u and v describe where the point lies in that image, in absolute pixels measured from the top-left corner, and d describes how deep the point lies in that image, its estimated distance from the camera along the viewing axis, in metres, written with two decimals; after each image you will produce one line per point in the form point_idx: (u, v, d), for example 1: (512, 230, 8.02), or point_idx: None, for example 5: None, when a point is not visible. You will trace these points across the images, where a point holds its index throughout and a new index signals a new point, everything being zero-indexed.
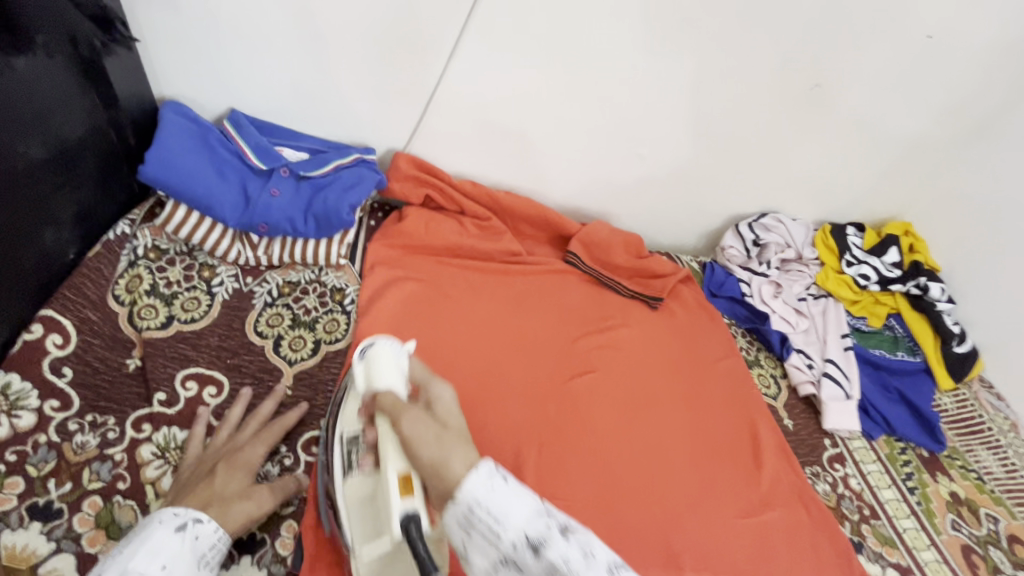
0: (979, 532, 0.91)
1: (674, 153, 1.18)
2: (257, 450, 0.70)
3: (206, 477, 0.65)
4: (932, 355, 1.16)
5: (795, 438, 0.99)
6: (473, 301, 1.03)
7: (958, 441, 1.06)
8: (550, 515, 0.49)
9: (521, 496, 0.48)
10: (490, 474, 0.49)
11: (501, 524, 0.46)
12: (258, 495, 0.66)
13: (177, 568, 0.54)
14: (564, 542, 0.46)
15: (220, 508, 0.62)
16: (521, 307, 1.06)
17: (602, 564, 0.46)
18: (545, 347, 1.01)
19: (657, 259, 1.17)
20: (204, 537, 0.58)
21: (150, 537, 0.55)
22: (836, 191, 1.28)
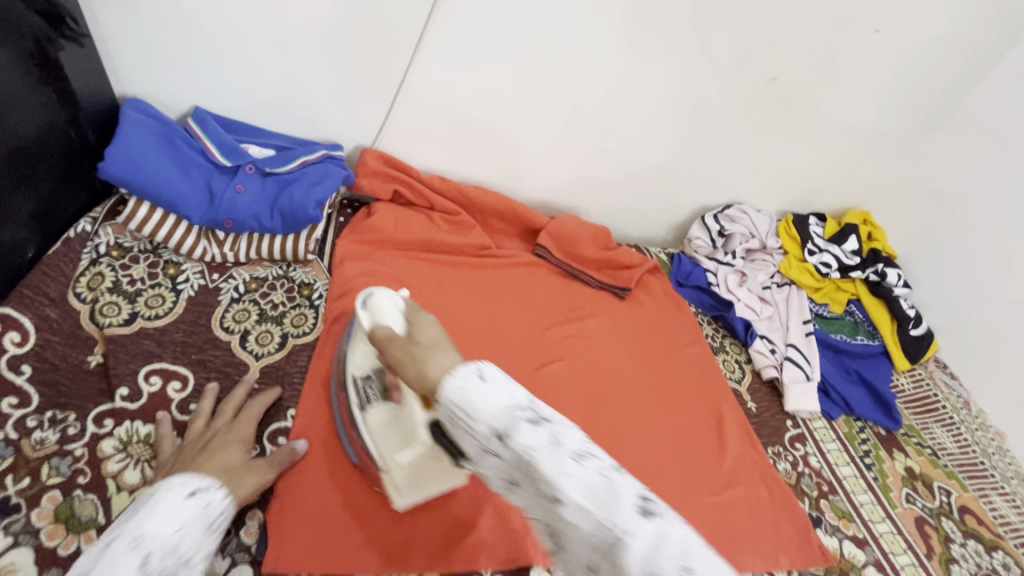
0: (932, 504, 0.95)
1: (639, 146, 1.20)
2: (249, 426, 0.73)
3: (200, 453, 0.67)
4: (890, 338, 1.21)
5: (757, 420, 1.02)
6: (444, 295, 1.04)
7: (913, 419, 1.10)
8: (526, 407, 0.48)
9: (496, 392, 0.48)
10: (467, 376, 0.50)
11: (475, 418, 0.48)
12: (258, 470, 0.69)
13: (189, 533, 0.55)
14: (533, 432, 0.45)
15: (229, 479, 0.65)
16: (490, 300, 1.07)
17: (571, 455, 0.44)
18: (515, 339, 1.02)
19: (624, 250, 1.19)
20: (214, 504, 0.60)
21: (161, 504, 0.56)
22: (796, 182, 1.32)
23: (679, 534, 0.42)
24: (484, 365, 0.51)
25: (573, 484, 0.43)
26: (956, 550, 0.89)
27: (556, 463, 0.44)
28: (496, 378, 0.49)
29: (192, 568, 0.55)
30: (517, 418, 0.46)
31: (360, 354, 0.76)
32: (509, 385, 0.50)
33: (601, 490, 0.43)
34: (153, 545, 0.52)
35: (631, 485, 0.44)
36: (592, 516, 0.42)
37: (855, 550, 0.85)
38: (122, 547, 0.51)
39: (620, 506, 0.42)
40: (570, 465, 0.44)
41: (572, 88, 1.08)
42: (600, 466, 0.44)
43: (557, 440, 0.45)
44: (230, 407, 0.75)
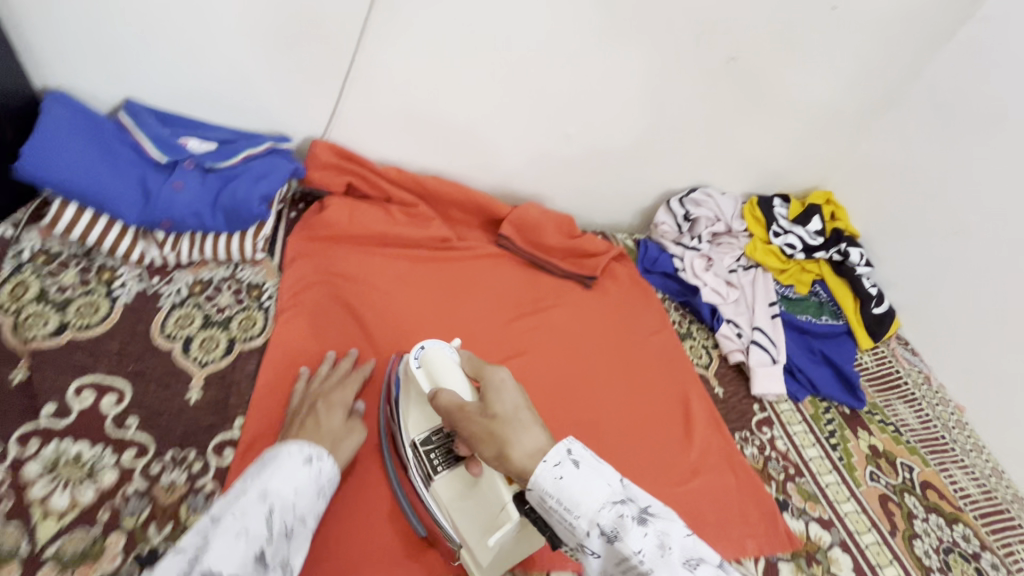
0: (895, 481, 0.96)
1: (601, 131, 1.18)
2: (351, 392, 0.79)
3: (311, 413, 0.74)
4: (853, 317, 1.22)
5: (725, 405, 1.02)
6: (403, 291, 1.01)
7: (877, 397, 1.11)
8: (624, 503, 0.52)
9: (593, 484, 0.53)
10: (562, 464, 0.54)
11: (576, 513, 0.52)
12: (352, 430, 0.75)
13: (305, 495, 0.62)
14: (641, 533, 0.50)
15: (333, 447, 0.71)
16: (452, 295, 1.04)
17: (676, 561, 0.49)
18: (478, 335, 0.99)
19: (591, 237, 1.18)
20: (324, 471, 0.66)
21: (286, 464, 0.62)
22: (758, 163, 1.32)
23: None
24: (572, 448, 0.55)
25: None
26: (918, 525, 0.90)
27: (667, 567, 0.49)
28: (593, 468, 0.54)
29: (308, 525, 0.61)
30: (623, 518, 0.51)
31: (417, 418, 0.80)
32: (605, 475, 0.54)
33: None
34: (274, 501, 0.58)
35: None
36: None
37: (821, 532, 0.86)
38: (253, 498, 0.57)
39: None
40: (682, 572, 0.49)
41: (528, 72, 1.05)
42: (706, 569, 0.50)
43: (664, 545, 0.50)
44: (334, 376, 0.81)
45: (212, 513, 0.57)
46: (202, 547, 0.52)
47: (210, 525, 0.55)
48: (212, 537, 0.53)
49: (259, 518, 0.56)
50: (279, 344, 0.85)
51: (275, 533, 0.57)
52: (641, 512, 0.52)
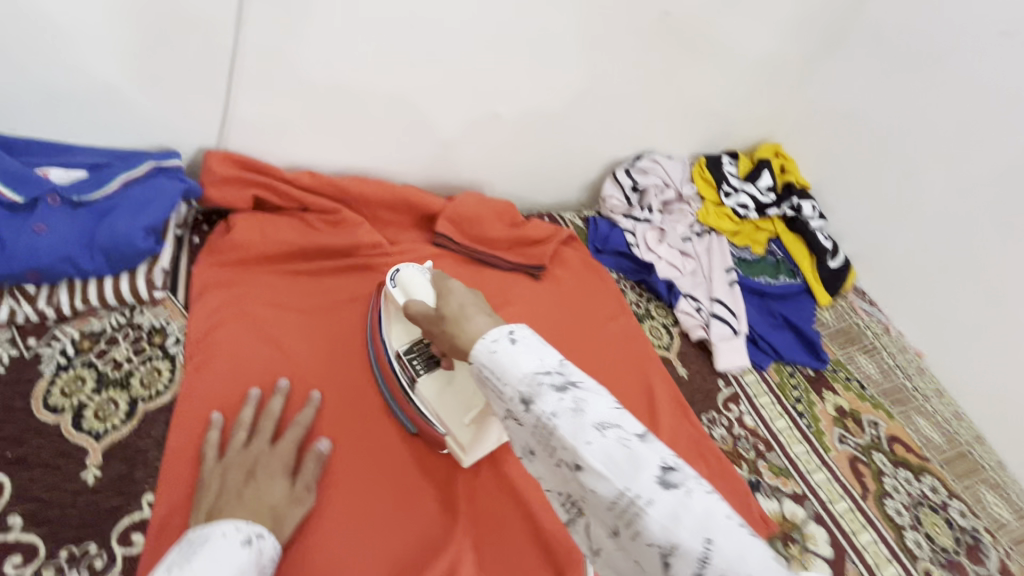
0: (862, 440, 0.95)
1: (536, 105, 1.09)
2: (291, 446, 0.72)
3: (252, 482, 0.65)
4: (810, 274, 1.18)
5: (690, 387, 0.98)
6: (335, 310, 0.92)
7: (839, 352, 1.09)
8: (556, 372, 0.51)
9: (526, 356, 0.52)
10: (499, 340, 0.54)
11: (505, 380, 0.52)
12: (297, 499, 0.69)
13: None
14: (556, 397, 0.48)
15: (274, 520, 0.64)
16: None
17: (591, 424, 0.46)
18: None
19: (535, 223, 1.10)
20: (265, 550, 0.59)
21: (219, 549, 0.53)
22: (703, 123, 1.26)
23: (693, 499, 0.42)
24: (515, 329, 0.55)
25: (592, 451, 0.45)
26: (888, 482, 0.90)
27: (578, 429, 0.46)
28: (528, 343, 0.53)
29: None
30: (541, 385, 0.50)
31: (401, 332, 0.83)
32: (540, 351, 0.53)
33: (621, 458, 0.44)
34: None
35: (656, 454, 0.45)
36: (608, 480, 0.44)
37: (795, 508, 0.84)
38: None
39: (636, 473, 0.44)
40: (590, 432, 0.46)
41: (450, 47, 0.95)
42: (621, 435, 0.46)
43: (578, 408, 0.47)
44: (267, 425, 0.73)
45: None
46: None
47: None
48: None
49: None
50: (193, 394, 0.75)
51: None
52: (564, 381, 0.50)
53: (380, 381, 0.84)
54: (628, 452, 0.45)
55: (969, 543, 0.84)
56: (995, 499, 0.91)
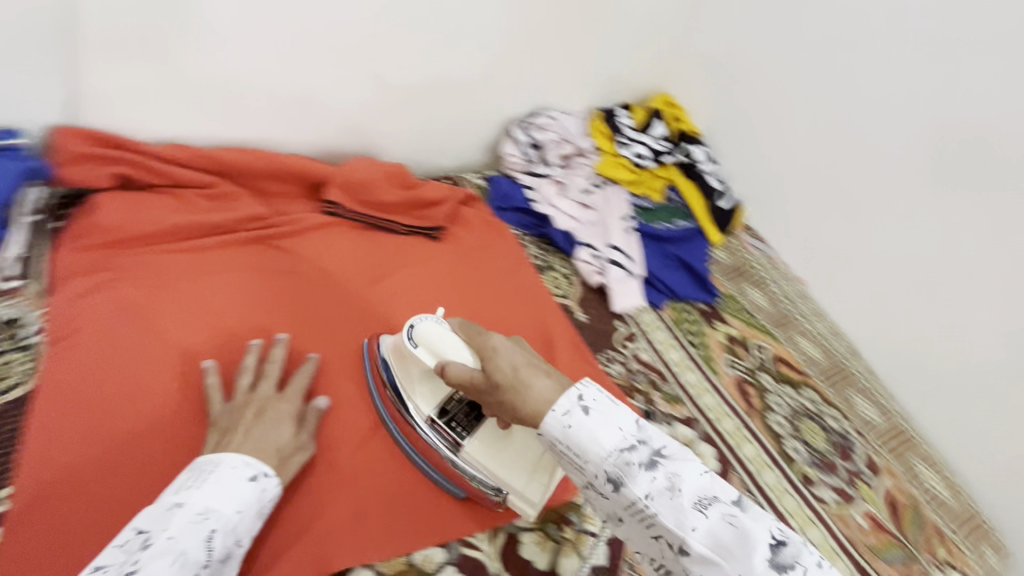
0: (750, 363, 1.02)
1: (421, 62, 1.08)
2: (297, 393, 0.78)
3: (260, 423, 0.72)
4: (703, 216, 1.24)
5: (589, 330, 1.01)
6: (224, 286, 0.90)
7: (731, 286, 1.16)
8: (639, 443, 0.54)
9: (603, 431, 0.55)
10: (571, 411, 0.57)
11: (585, 457, 0.55)
12: (301, 446, 0.74)
13: (247, 515, 0.63)
14: (647, 477, 0.52)
15: (280, 462, 0.71)
16: (284, 282, 0.94)
17: (686, 500, 0.51)
18: (323, 319, 0.92)
19: (430, 184, 1.10)
20: (268, 489, 0.67)
21: (221, 477, 0.64)
22: (593, 76, 1.28)
23: None
24: (583, 394, 0.57)
25: (699, 535, 0.49)
26: (771, 398, 0.97)
27: (678, 510, 0.50)
28: (603, 414, 0.56)
29: (241, 549, 0.63)
30: (630, 465, 0.53)
31: (424, 394, 0.79)
32: (618, 419, 0.56)
33: (727, 539, 0.48)
34: (215, 522, 0.60)
35: (760, 527, 0.49)
36: (720, 565, 0.48)
37: (686, 430, 0.89)
38: (192, 516, 0.59)
39: (748, 559, 0.47)
40: (693, 515, 0.50)
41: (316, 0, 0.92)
42: (723, 511, 0.50)
43: (674, 487, 0.51)
44: (271, 371, 0.79)
45: (137, 527, 0.58)
46: (131, 570, 0.53)
47: (139, 543, 0.57)
48: (142, 561, 0.54)
49: (196, 543, 0.58)
50: (63, 383, 0.73)
51: (213, 557, 0.59)
52: (651, 456, 0.53)
53: (375, 400, 0.83)
54: (734, 531, 0.48)
55: (840, 444, 0.92)
56: (865, 403, 1.00)
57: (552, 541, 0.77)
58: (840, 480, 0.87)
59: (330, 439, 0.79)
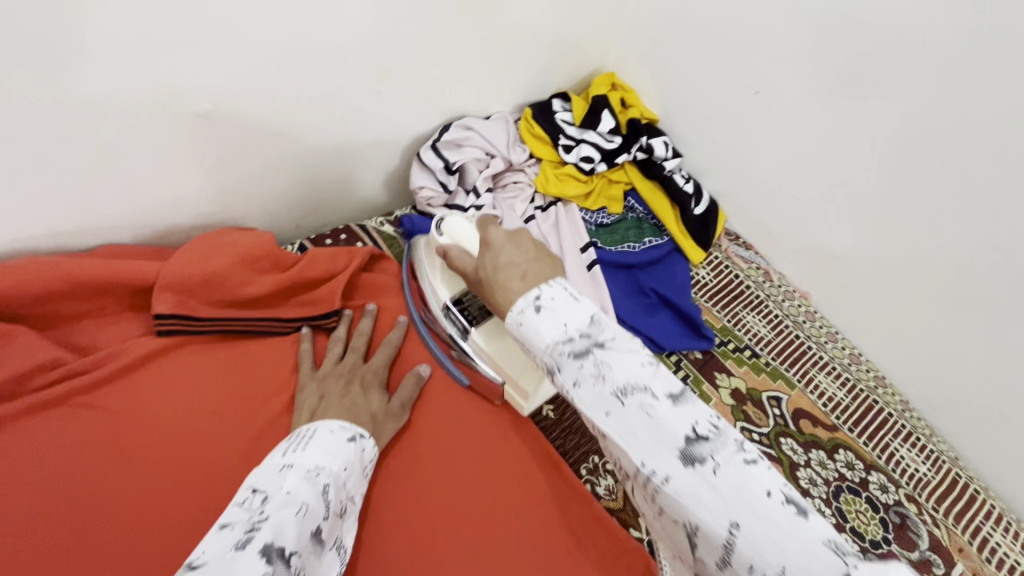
0: (768, 428, 0.80)
1: (252, 95, 0.73)
2: (382, 364, 0.75)
3: (350, 392, 0.68)
4: (675, 229, 0.99)
5: (564, 429, 0.79)
6: (56, 470, 0.62)
7: (724, 316, 0.93)
8: (584, 332, 0.47)
9: (547, 323, 0.49)
10: (524, 308, 0.51)
11: (533, 351, 0.50)
12: (393, 415, 0.70)
13: (352, 472, 0.59)
14: (576, 365, 0.45)
15: (373, 426, 0.67)
16: (133, 450, 0.65)
17: (609, 390, 0.43)
18: (215, 468, 0.66)
19: (312, 255, 0.79)
20: (368, 450, 0.64)
21: (317, 440, 0.58)
22: (515, 67, 0.98)
23: (726, 486, 0.39)
24: (539, 294, 0.51)
25: (614, 422, 0.43)
26: (803, 476, 0.75)
27: (597, 399, 0.44)
28: (552, 310, 0.49)
29: (352, 503, 0.58)
30: (560, 354, 0.46)
31: (444, 282, 0.77)
32: (566, 314, 0.49)
33: (640, 428, 0.42)
34: (327, 479, 0.54)
35: (684, 419, 0.41)
36: (625, 453, 0.42)
37: None
38: (302, 473, 0.52)
39: (658, 446, 0.41)
40: (611, 404, 0.43)
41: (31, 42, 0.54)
42: (643, 401, 0.42)
43: (600, 374, 0.44)
44: (360, 344, 0.76)
45: (250, 485, 0.50)
46: (262, 517, 0.45)
47: (258, 501, 0.49)
48: (269, 511, 0.46)
49: (313, 492, 0.51)
50: None
51: (332, 509, 0.53)
52: (586, 344, 0.46)
53: (439, 356, 0.78)
54: (648, 421, 0.41)
55: (896, 525, 0.72)
56: (910, 454, 0.80)
57: None
58: None
59: (425, 408, 0.75)
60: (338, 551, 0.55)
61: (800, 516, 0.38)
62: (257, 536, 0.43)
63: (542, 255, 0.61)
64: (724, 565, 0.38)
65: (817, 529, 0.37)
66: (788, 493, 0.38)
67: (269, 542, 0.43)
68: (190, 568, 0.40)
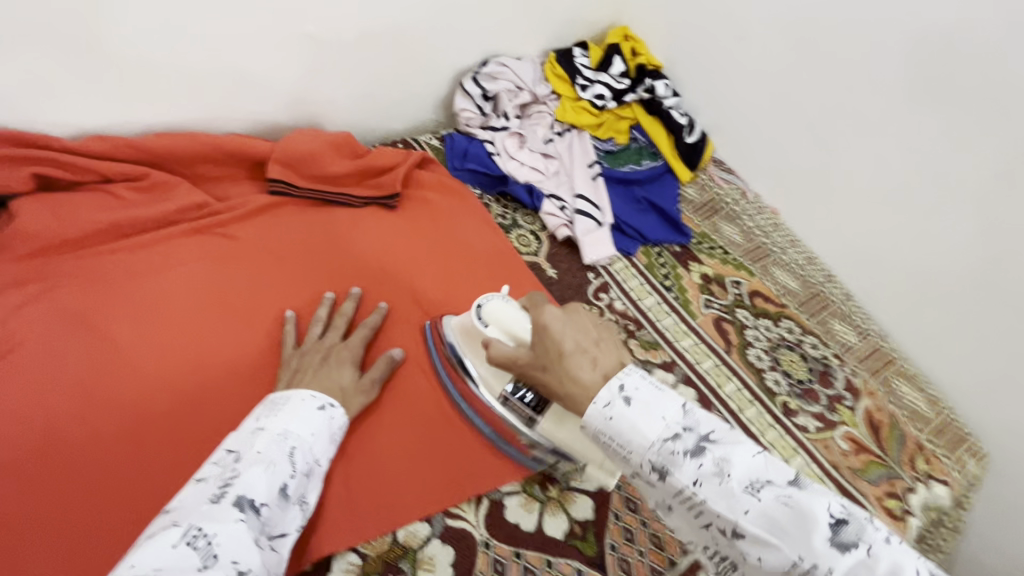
0: (727, 300, 1.00)
1: (345, 21, 0.98)
2: (359, 344, 0.83)
3: (325, 366, 0.78)
4: (669, 153, 1.20)
5: (560, 285, 1.00)
6: (204, 270, 0.89)
7: (704, 224, 1.13)
8: (684, 429, 0.50)
9: (645, 420, 0.51)
10: (612, 403, 0.52)
11: (629, 449, 0.51)
12: (363, 390, 0.78)
13: (320, 438, 0.68)
14: (694, 464, 0.49)
15: (342, 395, 0.75)
16: (240, 268, 0.91)
17: (740, 480, 0.48)
18: (305, 278, 0.92)
19: (380, 151, 1.04)
20: (337, 417, 0.72)
21: (286, 408, 0.67)
22: (544, 15, 1.20)
23: (886, 567, 0.43)
24: (624, 385, 0.53)
25: (753, 518, 0.47)
26: (750, 333, 0.96)
27: (727, 494, 0.47)
28: (644, 402, 0.51)
29: (321, 467, 0.67)
30: (676, 455, 0.49)
31: (494, 373, 0.74)
32: (661, 407, 0.51)
33: (784, 517, 0.46)
34: (294, 442, 0.64)
35: (817, 505, 0.46)
36: (779, 549, 0.46)
37: (665, 376, 0.89)
38: (274, 438, 0.63)
39: (808, 539, 0.45)
40: (746, 500, 0.47)
41: None
42: (778, 493, 0.47)
43: (723, 473, 0.48)
44: (340, 322, 0.85)
45: (226, 446, 0.62)
46: (232, 474, 0.56)
47: (232, 459, 0.60)
48: (240, 468, 0.57)
49: (282, 455, 0.61)
50: (30, 386, 0.75)
51: (297, 471, 0.63)
52: (697, 441, 0.49)
53: (448, 383, 0.81)
54: (791, 512, 0.45)
55: (820, 371, 0.92)
56: (844, 328, 0.98)
57: (537, 501, 0.75)
58: (821, 407, 0.88)
59: (396, 386, 0.82)
60: (302, 506, 0.64)
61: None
62: (230, 491, 0.55)
63: (602, 334, 0.61)
64: None
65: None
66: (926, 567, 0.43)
67: (240, 495, 0.55)
68: (166, 511, 0.54)
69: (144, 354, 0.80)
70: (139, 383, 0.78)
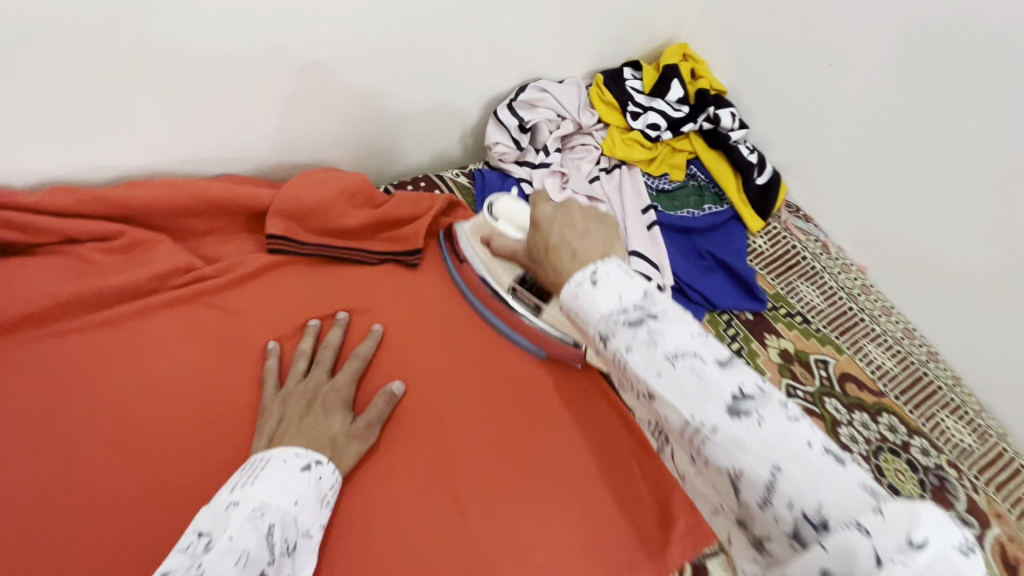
0: (814, 386, 0.83)
1: (362, 47, 0.82)
2: (348, 382, 0.70)
3: (310, 414, 0.65)
4: (736, 197, 1.02)
5: None
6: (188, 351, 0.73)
7: (778, 283, 0.96)
8: (637, 305, 0.45)
9: (602, 294, 0.46)
10: (580, 283, 0.48)
11: (585, 321, 0.47)
12: (358, 434, 0.66)
13: (307, 505, 0.54)
14: (630, 334, 0.44)
15: (334, 449, 0.62)
16: (231, 346, 0.75)
17: (666, 355, 0.42)
18: None
19: (400, 195, 0.88)
20: (326, 477, 0.58)
21: (268, 469, 0.53)
22: (592, 33, 1.03)
23: (771, 433, 0.37)
24: (596, 269, 0.48)
25: (667, 387, 0.41)
26: (845, 432, 0.79)
27: (649, 363, 0.42)
28: (609, 283, 0.46)
29: (310, 538, 0.55)
30: (614, 319, 0.45)
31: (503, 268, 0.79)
32: (621, 287, 0.46)
33: (691, 388, 0.40)
34: (274, 518, 0.49)
35: (736, 380, 0.40)
36: (677, 409, 0.41)
37: None
38: (249, 514, 0.48)
39: (708, 402, 0.40)
40: (666, 371, 0.41)
41: None
42: (698, 366, 0.41)
43: (655, 344, 0.42)
44: (326, 355, 0.73)
45: (197, 529, 0.47)
46: None
47: (201, 546, 0.45)
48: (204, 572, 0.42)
49: (257, 541, 0.47)
50: None
51: (277, 554, 0.48)
52: (641, 315, 0.44)
53: (489, 316, 0.82)
54: (700, 385, 0.40)
55: (935, 486, 0.75)
56: (957, 426, 0.82)
57: None
58: None
59: (394, 430, 0.70)
60: None
61: (837, 462, 0.36)
62: None
63: (591, 224, 0.58)
64: (765, 506, 0.37)
65: (852, 473, 0.35)
66: (826, 446, 0.37)
67: None
68: None
69: (105, 452, 0.65)
70: (90, 498, 0.62)
